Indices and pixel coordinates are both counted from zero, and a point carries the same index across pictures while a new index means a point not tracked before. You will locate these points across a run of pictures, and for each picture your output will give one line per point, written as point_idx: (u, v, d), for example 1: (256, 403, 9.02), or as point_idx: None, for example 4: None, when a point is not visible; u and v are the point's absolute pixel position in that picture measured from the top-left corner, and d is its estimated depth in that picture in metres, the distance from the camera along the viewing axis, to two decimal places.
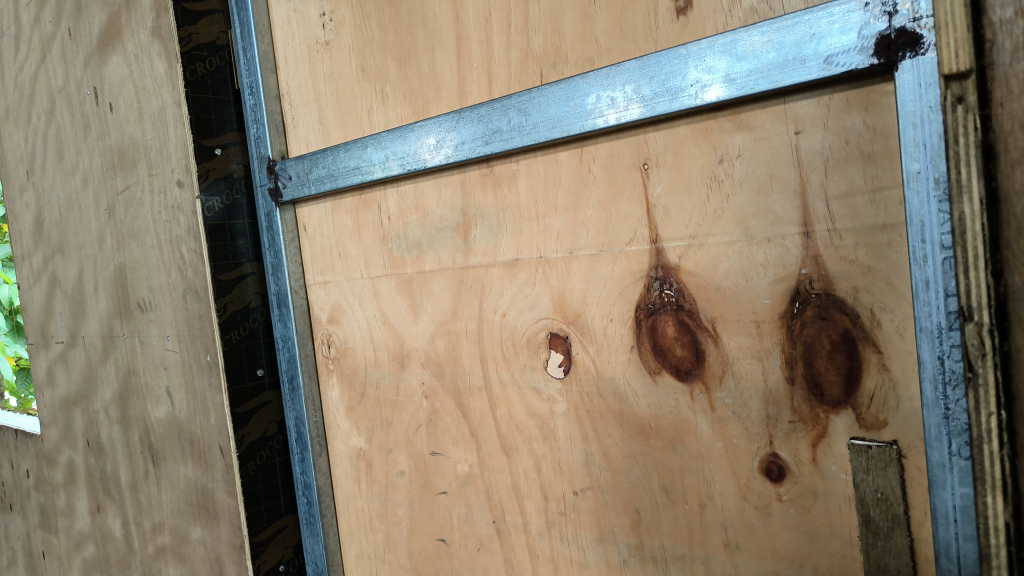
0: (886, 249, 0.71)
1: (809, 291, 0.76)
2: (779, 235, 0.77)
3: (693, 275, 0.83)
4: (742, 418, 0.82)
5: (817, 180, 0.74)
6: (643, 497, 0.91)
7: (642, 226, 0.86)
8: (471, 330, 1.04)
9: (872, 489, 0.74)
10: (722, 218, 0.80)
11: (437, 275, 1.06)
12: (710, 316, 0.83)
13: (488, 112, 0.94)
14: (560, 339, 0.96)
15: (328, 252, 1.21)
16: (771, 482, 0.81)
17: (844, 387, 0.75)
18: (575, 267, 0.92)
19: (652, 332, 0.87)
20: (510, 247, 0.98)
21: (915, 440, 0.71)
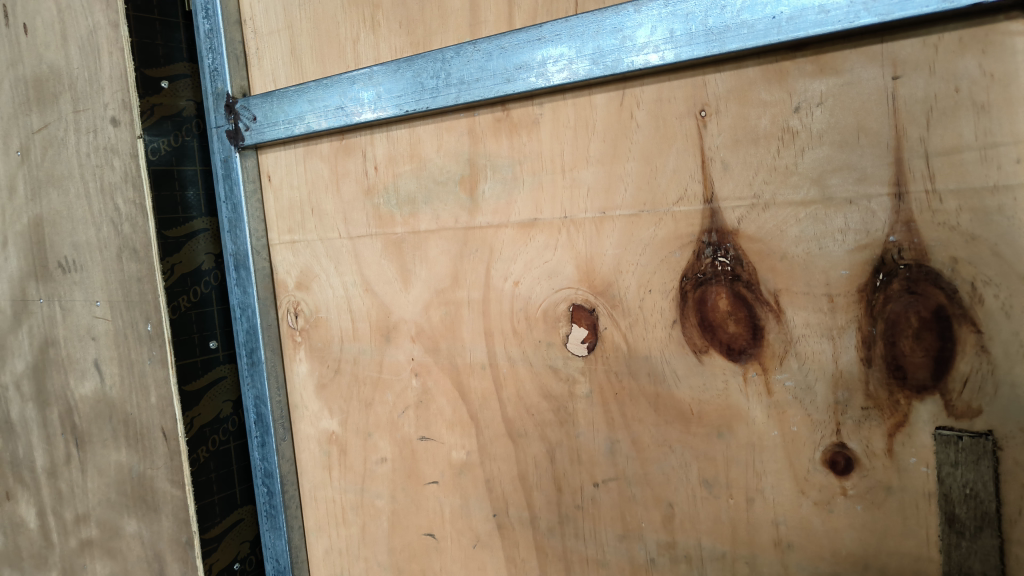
0: (994, 214, 0.61)
1: (897, 262, 0.66)
2: (863, 196, 0.66)
3: (754, 241, 0.72)
4: (804, 403, 0.72)
5: (915, 133, 0.64)
6: (679, 490, 0.80)
7: (695, 182, 0.74)
8: (475, 300, 0.91)
9: (959, 484, 0.65)
10: (795, 174, 0.69)
11: (434, 236, 0.92)
12: (772, 288, 0.72)
13: (512, 43, 0.79)
14: (583, 311, 0.84)
15: (297, 207, 1.05)
16: (835, 475, 0.71)
17: (933, 370, 0.65)
18: (608, 230, 0.80)
19: (700, 305, 0.76)
20: (527, 205, 0.85)
21: (1015, 430, 0.62)
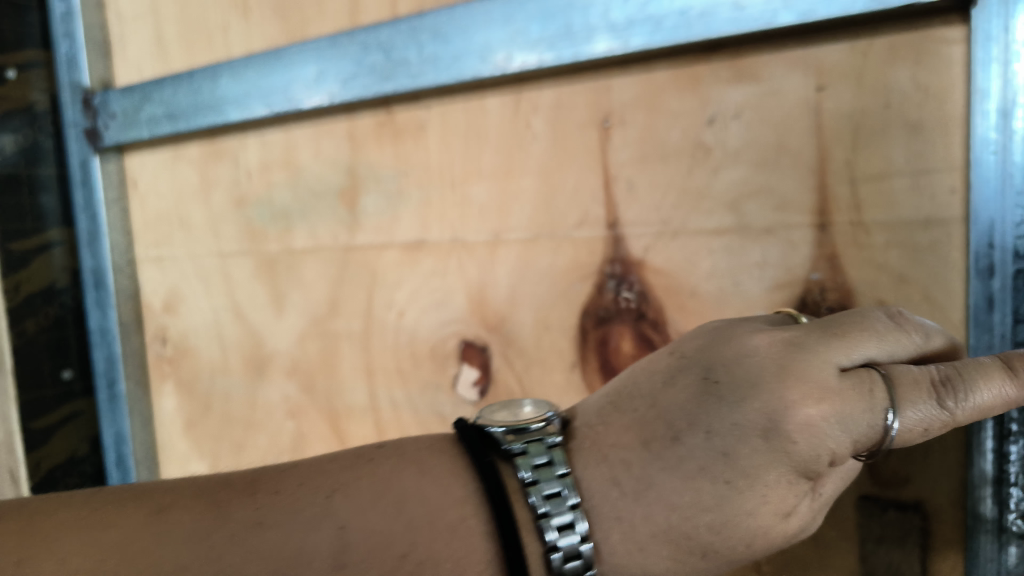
0: (927, 253, 0.52)
1: (819, 304, 0.56)
2: (784, 225, 0.56)
3: (661, 274, 0.62)
4: None
5: (840, 154, 0.54)
6: None
7: (596, 204, 0.64)
8: (356, 332, 0.79)
9: (883, 564, 0.55)
10: (707, 198, 0.59)
11: (312, 257, 0.80)
12: (681, 330, 0.61)
13: (391, 36, 0.68)
14: (474, 349, 0.72)
15: (164, 218, 0.92)
16: None
17: None
18: (501, 256, 0.69)
19: (602, 346, 0.65)
20: (412, 224, 0.74)
21: (947, 502, 0.53)
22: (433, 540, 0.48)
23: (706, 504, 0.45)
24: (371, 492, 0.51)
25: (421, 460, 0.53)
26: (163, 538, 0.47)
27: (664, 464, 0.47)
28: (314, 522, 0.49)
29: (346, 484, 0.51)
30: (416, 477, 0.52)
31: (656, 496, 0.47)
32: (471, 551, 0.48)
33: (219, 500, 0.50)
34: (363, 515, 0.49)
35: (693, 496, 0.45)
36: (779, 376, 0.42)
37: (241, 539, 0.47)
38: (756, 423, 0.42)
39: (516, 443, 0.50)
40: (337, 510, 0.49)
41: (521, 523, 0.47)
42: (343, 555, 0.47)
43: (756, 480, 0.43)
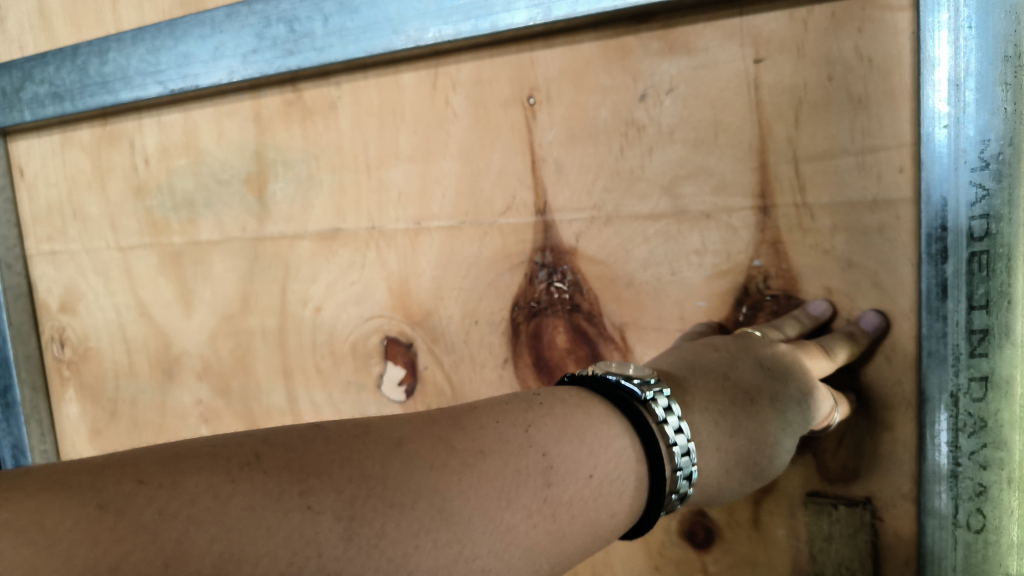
0: (874, 236, 0.49)
1: (762, 292, 0.53)
2: (722, 208, 0.53)
3: (595, 263, 0.58)
4: None
5: (781, 132, 0.51)
6: None
7: (524, 188, 0.59)
8: (271, 329, 0.73)
9: (833, 563, 0.53)
10: (641, 180, 0.55)
11: (220, 248, 0.74)
12: (617, 321, 0.58)
13: (293, 6, 0.62)
14: (398, 346, 0.67)
15: (56, 209, 0.83)
16: (695, 549, 0.58)
17: None
18: (424, 245, 0.64)
19: (535, 340, 0.61)
20: (326, 211, 0.68)
21: (897, 499, 0.51)
22: (603, 449, 0.38)
23: (752, 433, 0.44)
24: (557, 429, 0.38)
25: (574, 404, 0.40)
26: (314, 504, 0.29)
27: (716, 406, 0.44)
28: (522, 463, 0.35)
29: (534, 419, 0.38)
30: (574, 408, 0.40)
31: (709, 436, 0.43)
32: (613, 471, 0.38)
33: (404, 437, 0.33)
34: (561, 446, 0.37)
35: (744, 427, 0.43)
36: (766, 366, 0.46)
37: (455, 480, 0.33)
38: (775, 388, 0.45)
39: (650, 391, 0.41)
40: (539, 437, 0.37)
41: (648, 424, 0.40)
42: (549, 492, 0.35)
43: (788, 417, 0.45)
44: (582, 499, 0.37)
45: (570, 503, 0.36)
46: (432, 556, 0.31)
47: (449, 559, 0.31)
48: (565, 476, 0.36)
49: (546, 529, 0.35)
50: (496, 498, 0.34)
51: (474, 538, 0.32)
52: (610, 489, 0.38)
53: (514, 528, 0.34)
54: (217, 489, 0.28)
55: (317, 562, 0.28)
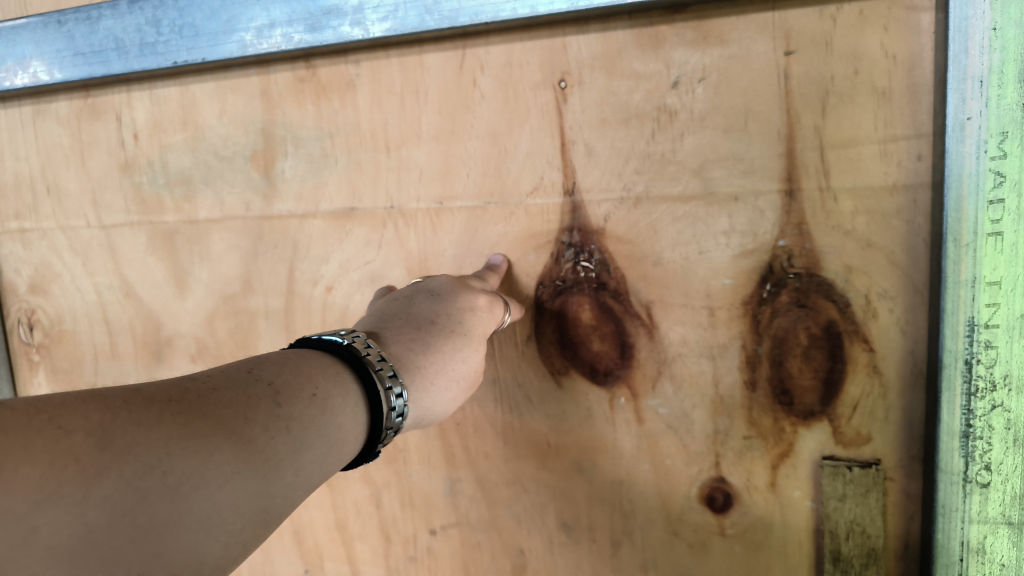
0: (893, 218, 0.54)
1: (786, 270, 0.56)
2: (750, 192, 0.56)
3: (623, 242, 0.60)
4: (679, 433, 0.61)
5: (809, 121, 0.54)
6: (533, 535, 0.67)
7: (552, 169, 0.61)
8: (275, 310, 0.72)
9: (846, 520, 0.57)
10: (672, 163, 0.58)
11: (220, 227, 0.72)
12: (644, 299, 0.60)
13: None
14: None
15: (25, 184, 0.79)
16: (713, 513, 0.61)
17: (822, 394, 0.57)
18: (446, 224, 0.65)
19: (560, 318, 0.63)
20: (340, 190, 0.67)
21: (904, 459, 0.56)
22: (321, 375, 0.48)
23: (432, 347, 0.56)
24: (277, 369, 0.46)
25: (297, 358, 0.49)
26: (63, 425, 0.35)
27: (410, 332, 0.57)
28: (252, 391, 0.43)
29: (257, 365, 0.46)
30: (291, 358, 0.48)
31: (412, 367, 0.55)
32: (334, 395, 0.47)
33: (157, 394, 0.40)
34: (284, 375, 0.46)
35: (421, 347, 0.56)
36: (433, 296, 0.59)
37: (195, 407, 0.40)
38: (442, 312, 0.57)
39: (353, 337, 0.53)
40: (261, 374, 0.45)
41: (351, 356, 0.51)
42: (280, 410, 0.43)
43: (466, 334, 0.58)
44: (311, 412, 0.45)
45: (301, 416, 0.44)
46: (183, 465, 0.37)
47: (199, 461, 0.37)
48: (293, 399, 0.44)
49: (286, 440, 0.42)
50: (237, 415, 0.41)
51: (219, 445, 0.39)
52: (337, 412, 0.47)
53: (255, 441, 0.40)
54: (1, 424, 0.33)
55: (76, 465, 0.34)
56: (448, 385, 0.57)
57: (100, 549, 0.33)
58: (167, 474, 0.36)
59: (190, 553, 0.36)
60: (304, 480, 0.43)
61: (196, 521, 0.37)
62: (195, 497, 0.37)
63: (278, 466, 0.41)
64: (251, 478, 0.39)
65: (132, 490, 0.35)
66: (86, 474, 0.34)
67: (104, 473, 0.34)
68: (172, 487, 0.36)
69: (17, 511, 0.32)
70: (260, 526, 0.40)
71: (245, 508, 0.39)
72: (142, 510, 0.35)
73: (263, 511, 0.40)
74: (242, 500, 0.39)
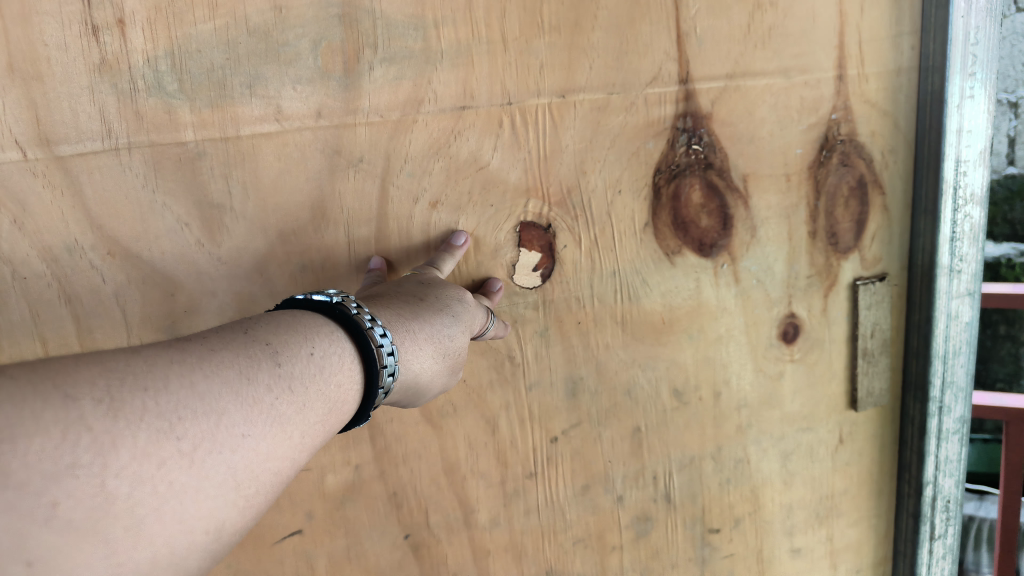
0: (899, 93, 0.72)
1: (837, 137, 0.72)
2: (815, 77, 0.69)
3: (728, 124, 0.67)
4: (765, 284, 0.73)
5: (855, 18, 0.69)
6: (649, 411, 0.73)
7: (670, 60, 0.64)
8: (359, 240, 0.60)
9: (869, 322, 0.78)
10: (764, 52, 0.67)
11: (277, 143, 0.56)
12: (742, 173, 0.69)
13: None
14: (535, 230, 0.65)
15: None
16: (786, 345, 0.76)
17: (855, 232, 0.75)
18: (568, 119, 0.63)
19: (674, 201, 0.68)
20: (449, 87, 0.59)
21: (897, 269, 0.78)
22: (319, 333, 0.43)
23: (418, 312, 0.52)
24: (273, 328, 0.41)
25: (277, 314, 0.43)
26: (71, 392, 0.31)
27: (396, 303, 0.52)
28: (250, 351, 0.38)
29: (260, 330, 0.40)
30: (283, 315, 0.43)
31: (404, 329, 0.50)
32: (331, 352, 0.43)
33: (154, 357, 0.35)
34: (278, 334, 0.41)
35: (412, 311, 0.52)
36: (423, 284, 0.57)
37: (193, 366, 0.36)
38: (429, 294, 0.55)
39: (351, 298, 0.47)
40: (259, 333, 0.40)
41: (345, 312, 0.45)
42: (283, 370, 0.39)
43: (445, 302, 0.55)
44: (313, 372, 0.41)
45: (303, 376, 0.40)
46: (194, 429, 0.34)
47: (211, 425, 0.34)
48: (292, 357, 0.40)
49: (289, 399, 0.39)
50: (235, 380, 0.37)
51: (230, 409, 0.36)
52: (338, 369, 0.43)
53: (259, 401, 0.37)
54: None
55: (89, 435, 0.30)
56: (437, 356, 0.53)
57: (120, 519, 0.31)
58: (182, 438, 0.33)
59: (210, 519, 0.35)
60: (308, 441, 0.40)
61: (214, 489, 0.35)
62: (209, 464, 0.34)
63: (286, 425, 0.38)
64: (262, 439, 0.37)
65: (149, 456, 0.32)
66: (100, 442, 0.31)
67: (118, 441, 0.31)
68: (186, 453, 0.33)
69: (33, 486, 0.29)
70: (271, 488, 0.38)
71: (252, 471, 0.37)
72: (161, 477, 0.32)
73: (273, 473, 0.38)
74: (253, 462, 0.36)
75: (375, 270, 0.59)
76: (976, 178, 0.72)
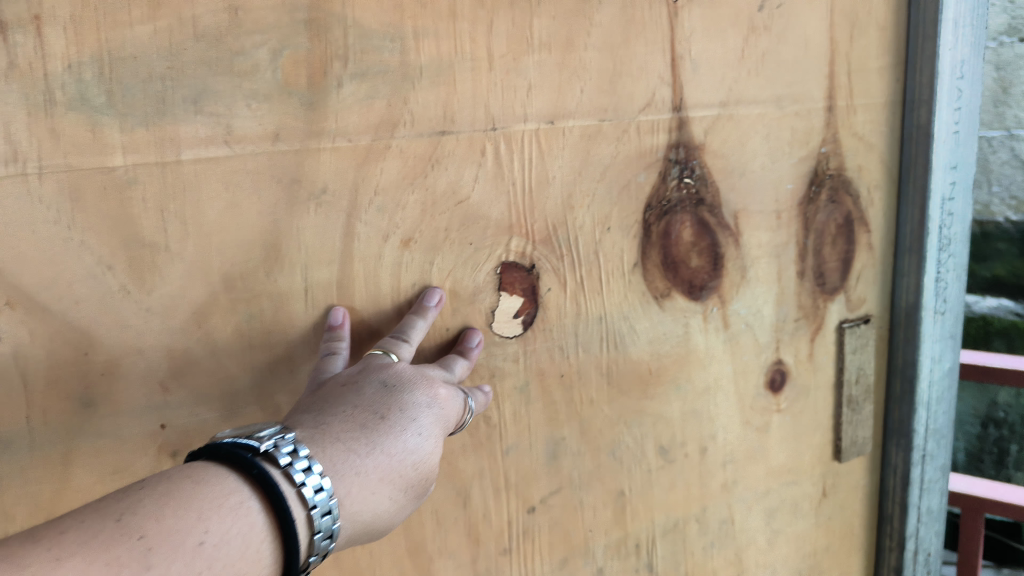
0: (883, 127, 0.71)
1: (826, 172, 0.68)
2: (806, 107, 0.66)
3: (720, 156, 0.63)
4: (754, 328, 0.68)
5: (844, 48, 0.67)
6: (634, 472, 0.66)
7: (664, 85, 0.59)
8: (318, 285, 0.50)
9: (855, 366, 0.75)
10: (757, 80, 0.63)
11: (225, 168, 0.47)
12: (733, 210, 0.64)
13: None
14: (517, 271, 0.57)
15: None
16: (773, 394, 0.71)
17: (842, 272, 0.72)
18: (556, 147, 0.56)
19: (664, 239, 0.62)
20: (430, 107, 0.51)
21: (879, 311, 0.76)
22: (217, 509, 0.32)
23: (375, 442, 0.40)
24: (157, 506, 0.31)
25: (174, 477, 0.33)
26: None
27: (346, 428, 0.40)
28: (110, 557, 0.28)
29: (135, 518, 0.30)
30: (179, 481, 0.33)
31: (349, 477, 0.37)
32: (233, 536, 0.32)
33: None
34: (162, 519, 0.31)
35: (364, 442, 0.39)
36: (387, 386, 0.43)
37: None
38: (394, 403, 0.42)
39: (272, 446, 0.36)
40: (134, 522, 0.30)
41: (263, 470, 0.35)
42: None
43: (414, 417, 0.42)
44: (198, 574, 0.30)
45: None
46: None
47: None
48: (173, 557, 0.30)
49: None
50: None
51: None
52: (240, 559, 0.32)
53: None
54: None
55: None
56: (399, 495, 0.40)
57: None
58: None
59: None
60: None
61: None
62: None
63: None
64: None
65: None
66: None
67: None
68: None
69: None
70: None
71: None
72: None
73: None
74: None
75: (334, 327, 0.50)
76: (958, 218, 0.72)
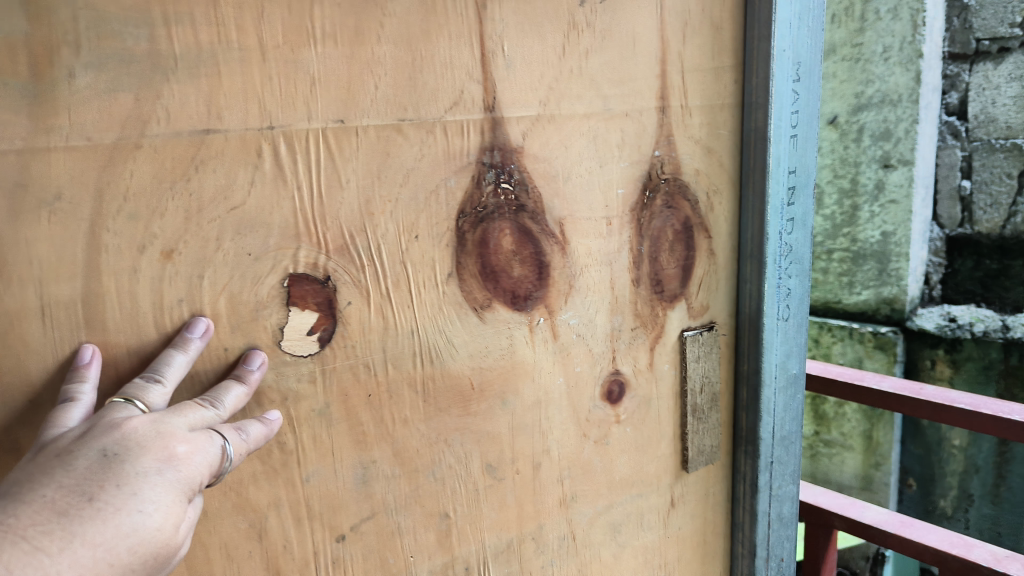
0: (721, 129, 0.69)
1: (660, 176, 0.66)
2: (635, 109, 0.63)
3: (540, 160, 0.59)
4: (585, 339, 0.66)
5: (675, 48, 0.64)
6: (457, 493, 0.62)
7: (473, 83, 0.55)
8: (59, 304, 0.45)
9: (699, 375, 0.73)
10: (581, 79, 0.60)
11: None
12: (557, 215, 0.61)
13: None
14: (308, 284, 0.52)
15: None
16: (611, 405, 0.69)
17: (681, 278, 0.70)
18: (350, 148, 0.52)
19: (481, 247, 0.58)
20: (192, 104, 0.46)
21: (725, 317, 0.74)
22: None
23: (77, 531, 0.37)
24: None
25: None
26: None
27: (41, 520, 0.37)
28: None
29: None
30: None
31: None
32: None
33: None
34: None
35: (63, 533, 0.37)
36: (105, 458, 0.40)
37: None
38: (110, 480, 0.40)
39: None
40: None
41: None
42: None
43: (133, 492, 0.40)
44: None
45: None
46: None
47: None
48: None
49: None
50: None
51: None
52: None
53: None
54: None
55: None
56: None
57: None
58: None
59: None
60: None
61: None
62: None
63: None
64: None
65: None
66: None
67: None
68: None
69: None
70: None
71: None
72: None
73: None
74: None
75: (80, 367, 0.45)
76: (798, 223, 0.71)
